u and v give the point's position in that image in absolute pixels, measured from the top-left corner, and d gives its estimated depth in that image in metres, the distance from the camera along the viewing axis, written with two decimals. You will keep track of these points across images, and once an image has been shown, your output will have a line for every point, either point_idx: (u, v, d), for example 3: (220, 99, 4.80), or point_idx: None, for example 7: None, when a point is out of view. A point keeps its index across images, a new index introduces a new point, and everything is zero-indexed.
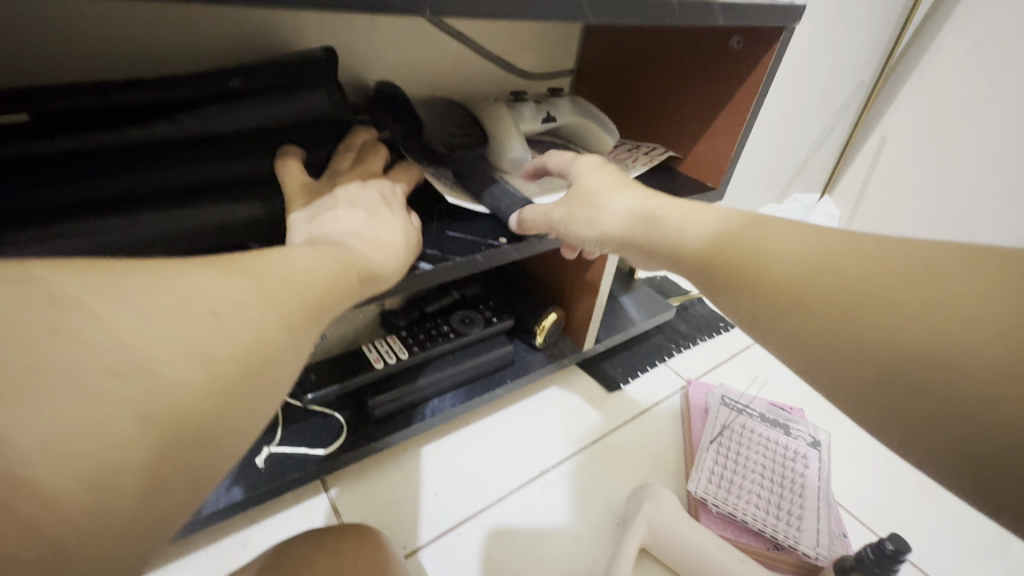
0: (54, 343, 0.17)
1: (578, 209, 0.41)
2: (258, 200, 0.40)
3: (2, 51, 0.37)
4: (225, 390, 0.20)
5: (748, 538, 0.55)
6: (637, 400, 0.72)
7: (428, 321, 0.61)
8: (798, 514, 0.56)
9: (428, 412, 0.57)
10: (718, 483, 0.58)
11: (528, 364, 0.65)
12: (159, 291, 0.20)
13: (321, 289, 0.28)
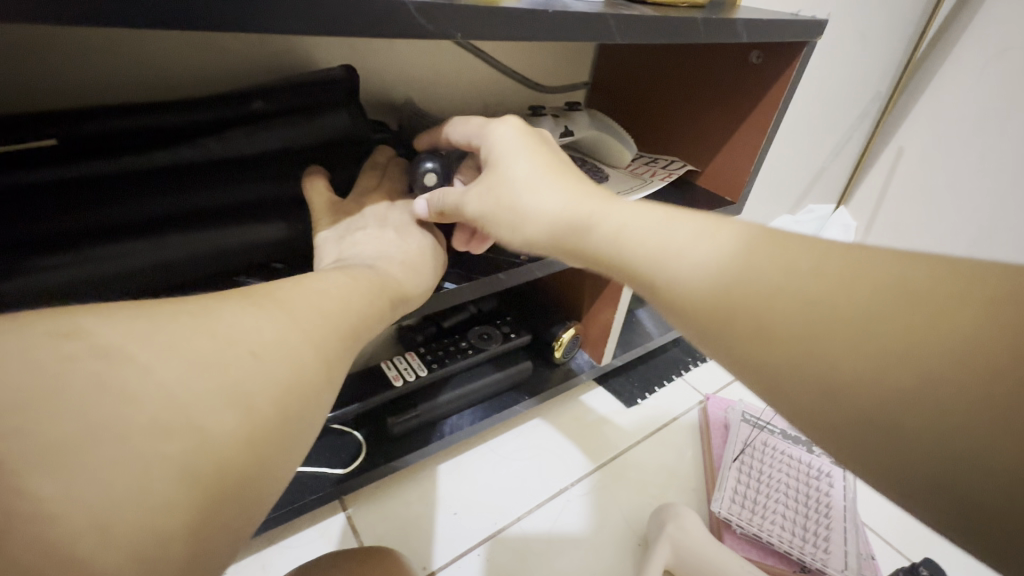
0: (100, 397, 0.16)
1: (500, 209, 0.35)
2: (283, 220, 0.41)
3: (33, 76, 0.38)
4: (264, 438, 0.20)
5: (774, 560, 0.53)
6: (655, 416, 0.71)
7: (446, 337, 0.60)
8: (825, 534, 0.55)
9: (447, 430, 0.56)
10: (742, 503, 0.57)
11: (545, 380, 0.64)
12: (199, 336, 0.20)
13: (353, 318, 0.28)
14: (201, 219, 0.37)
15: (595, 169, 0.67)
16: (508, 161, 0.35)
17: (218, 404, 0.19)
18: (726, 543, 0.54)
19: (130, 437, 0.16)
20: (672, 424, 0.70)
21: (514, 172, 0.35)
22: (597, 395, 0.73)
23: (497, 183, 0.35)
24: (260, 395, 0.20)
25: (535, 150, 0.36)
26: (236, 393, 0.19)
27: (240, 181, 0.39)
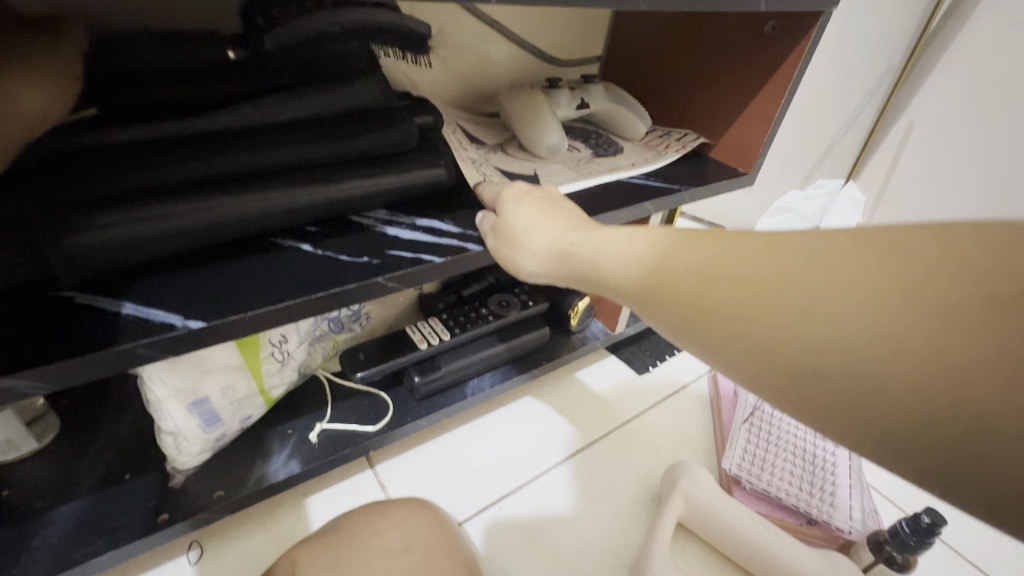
0: None
1: (509, 246, 0.42)
2: (281, 191, 0.40)
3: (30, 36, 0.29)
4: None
5: (782, 514, 0.56)
6: (667, 383, 0.74)
7: (466, 305, 0.63)
8: (831, 490, 0.58)
9: (469, 392, 0.58)
10: (751, 461, 0.59)
11: (561, 347, 0.66)
12: None
13: None
14: (251, 180, 0.39)
15: (610, 141, 0.69)
16: (513, 212, 0.42)
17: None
18: (737, 498, 0.57)
19: None
20: (684, 393, 0.72)
21: (517, 221, 0.42)
22: (609, 364, 0.76)
23: (503, 229, 0.42)
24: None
25: (540, 201, 0.43)
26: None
27: (257, 147, 0.39)
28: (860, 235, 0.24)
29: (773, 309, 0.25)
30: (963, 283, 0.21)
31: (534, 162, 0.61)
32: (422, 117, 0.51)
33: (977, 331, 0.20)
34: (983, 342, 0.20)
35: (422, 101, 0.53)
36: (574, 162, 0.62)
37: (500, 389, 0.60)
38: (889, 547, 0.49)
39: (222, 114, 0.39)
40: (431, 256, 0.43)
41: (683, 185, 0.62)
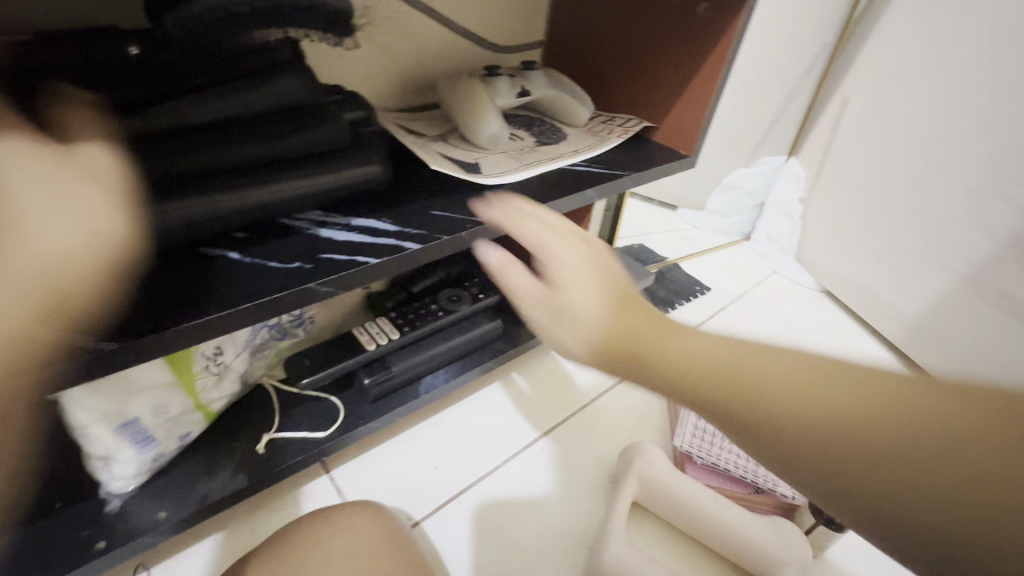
0: None
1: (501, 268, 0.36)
2: (200, 198, 0.38)
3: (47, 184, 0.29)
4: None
5: (731, 484, 0.58)
6: (622, 365, 0.75)
7: (416, 301, 0.62)
8: (778, 459, 0.60)
9: (423, 390, 0.58)
10: (702, 437, 0.61)
11: (516, 338, 0.67)
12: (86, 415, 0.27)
13: None
14: (175, 187, 0.37)
15: (554, 129, 0.68)
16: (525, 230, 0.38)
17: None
18: (689, 472, 0.59)
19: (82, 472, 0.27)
20: (638, 374, 0.74)
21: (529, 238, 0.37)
22: (565, 351, 0.76)
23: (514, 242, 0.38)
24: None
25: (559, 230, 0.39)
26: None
27: (170, 154, 0.37)
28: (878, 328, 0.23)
29: (768, 380, 0.23)
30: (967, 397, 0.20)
31: (477, 154, 0.60)
32: (354, 111, 0.49)
33: (975, 421, 0.20)
34: (991, 446, 0.19)
35: (353, 95, 0.51)
36: (516, 152, 0.62)
37: (454, 384, 0.60)
38: (828, 509, 0.52)
39: (148, 112, 0.36)
40: (366, 257, 0.42)
41: (627, 171, 0.62)
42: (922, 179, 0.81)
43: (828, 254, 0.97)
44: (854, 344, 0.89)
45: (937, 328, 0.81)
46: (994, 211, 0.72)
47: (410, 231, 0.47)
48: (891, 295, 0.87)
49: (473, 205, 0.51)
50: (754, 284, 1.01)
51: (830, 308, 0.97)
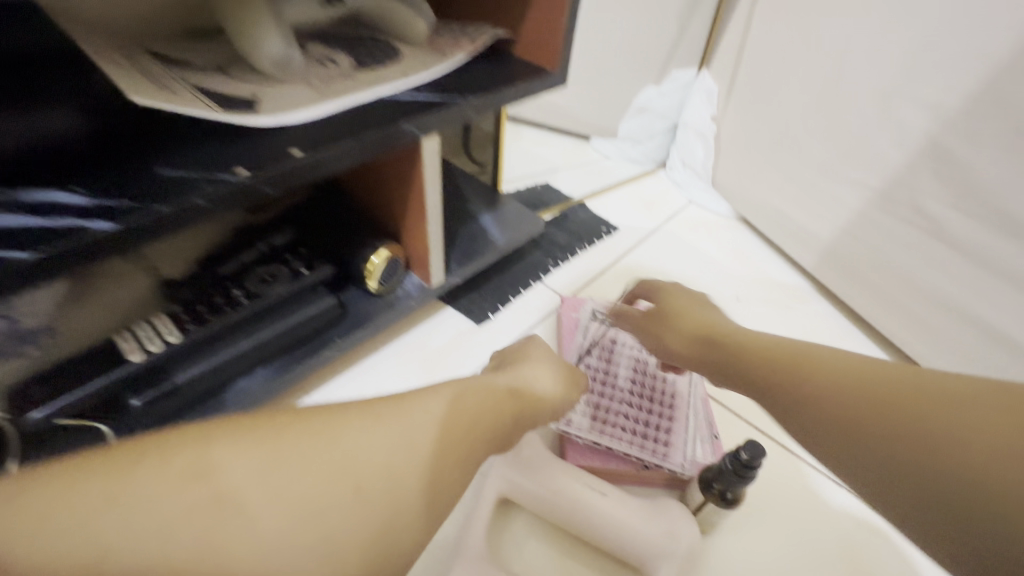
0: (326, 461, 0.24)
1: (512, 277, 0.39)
2: None
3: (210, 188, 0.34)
4: (370, 556, 0.23)
5: (616, 464, 0.51)
6: (508, 332, 0.66)
7: (217, 288, 0.49)
8: (667, 427, 0.53)
9: (232, 399, 0.46)
10: (583, 413, 0.53)
11: (364, 316, 0.55)
12: (317, 463, 0.24)
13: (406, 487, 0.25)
14: None
15: (383, 47, 0.54)
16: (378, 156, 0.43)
17: (357, 534, 0.23)
18: (569, 460, 0.51)
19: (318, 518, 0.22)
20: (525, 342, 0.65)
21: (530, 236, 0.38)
22: (443, 320, 0.66)
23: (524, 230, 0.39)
24: (353, 543, 0.23)
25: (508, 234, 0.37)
26: (354, 513, 0.23)
27: None
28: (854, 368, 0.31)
29: (808, 369, 0.33)
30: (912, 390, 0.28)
31: (262, 86, 0.45)
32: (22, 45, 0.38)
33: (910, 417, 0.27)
34: (885, 406, 0.28)
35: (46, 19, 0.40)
36: (321, 80, 0.47)
37: (279, 386, 0.48)
38: (716, 485, 0.45)
39: None
40: (13, 252, 0.28)
41: (464, 95, 0.48)
42: (835, 84, 0.70)
43: (739, 178, 0.87)
44: (769, 273, 0.81)
45: (846, 251, 0.72)
46: (907, 114, 0.62)
47: (117, 201, 0.32)
48: (804, 218, 0.78)
49: (229, 157, 0.37)
50: (667, 217, 0.91)
51: (745, 236, 0.88)
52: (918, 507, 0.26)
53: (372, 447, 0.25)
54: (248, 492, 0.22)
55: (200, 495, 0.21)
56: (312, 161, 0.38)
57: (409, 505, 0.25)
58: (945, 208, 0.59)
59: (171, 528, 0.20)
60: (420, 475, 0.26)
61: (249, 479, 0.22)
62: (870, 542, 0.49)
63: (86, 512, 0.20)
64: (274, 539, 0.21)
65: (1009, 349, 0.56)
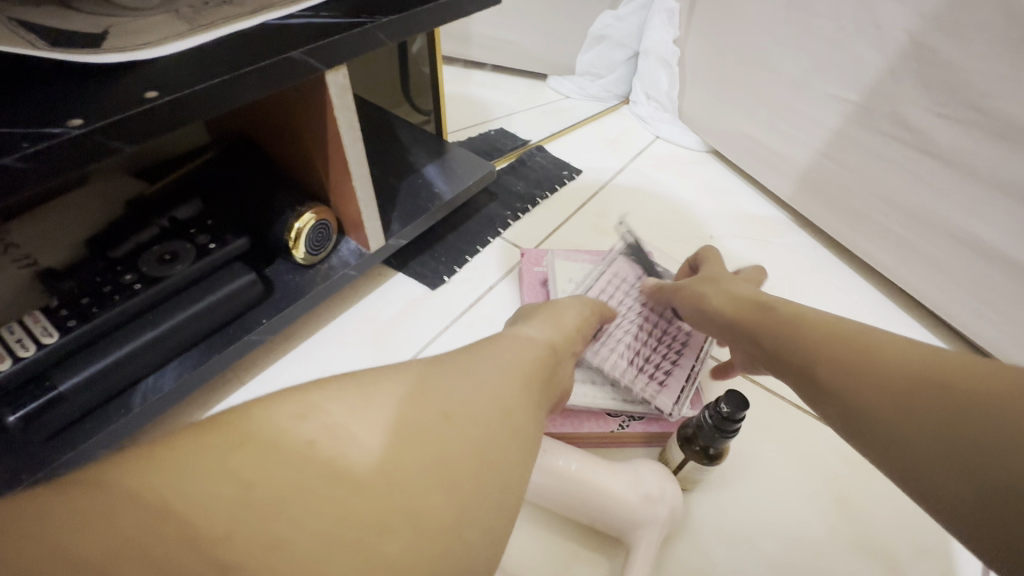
0: (414, 392, 0.21)
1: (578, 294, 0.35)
2: None
3: (145, 115, 0.30)
4: (488, 480, 0.20)
5: (592, 423, 0.47)
6: (466, 294, 0.60)
7: (106, 272, 0.41)
8: (667, 370, 0.47)
9: (137, 401, 0.40)
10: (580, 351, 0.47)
11: (294, 290, 0.48)
12: (398, 395, 0.21)
13: (508, 423, 0.22)
14: None
15: None
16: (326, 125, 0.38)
17: (466, 472, 0.19)
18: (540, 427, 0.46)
19: (417, 444, 0.19)
20: (483, 304, 0.59)
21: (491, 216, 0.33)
22: (393, 288, 0.60)
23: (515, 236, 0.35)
24: (468, 464, 0.19)
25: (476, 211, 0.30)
26: (462, 435, 0.20)
27: None
28: (871, 347, 0.30)
29: (820, 344, 0.33)
30: (925, 373, 0.27)
31: (117, 18, 0.36)
32: None
33: (932, 407, 0.26)
34: (894, 394, 0.28)
35: None
36: (188, 9, 0.38)
37: (194, 380, 0.42)
38: (698, 442, 0.41)
39: None
40: None
41: (372, 16, 0.40)
42: None
43: (707, 106, 0.80)
44: (742, 207, 0.76)
45: (825, 177, 0.67)
46: (886, 12, 0.55)
47: None
48: (778, 143, 0.72)
49: (55, 106, 0.29)
50: (632, 156, 0.84)
51: (716, 169, 0.83)
52: (959, 510, 0.24)
53: (455, 380, 0.22)
54: (353, 423, 0.19)
55: (309, 430, 0.18)
56: (170, 105, 0.30)
57: (508, 431, 0.22)
58: (928, 116, 0.54)
59: (289, 462, 0.17)
60: (504, 404, 0.23)
61: (351, 412, 0.20)
62: (859, 477, 0.47)
63: (199, 457, 0.17)
64: (393, 464, 0.18)
65: (996, 263, 0.52)
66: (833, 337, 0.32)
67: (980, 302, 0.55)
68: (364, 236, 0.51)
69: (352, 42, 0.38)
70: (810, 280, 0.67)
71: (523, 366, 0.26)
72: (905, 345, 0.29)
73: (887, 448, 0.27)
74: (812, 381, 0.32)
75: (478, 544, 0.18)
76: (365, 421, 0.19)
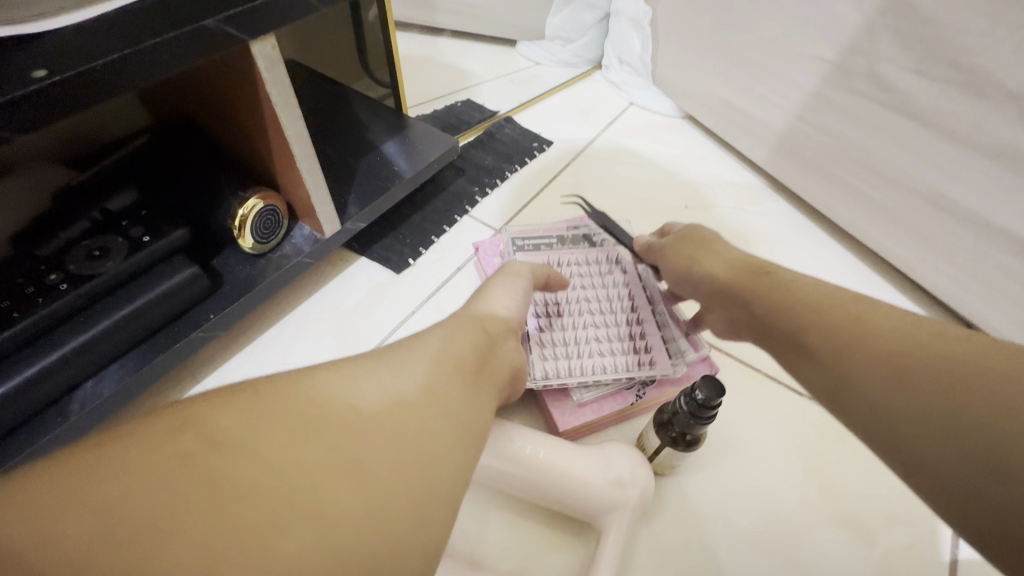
0: (336, 385, 0.23)
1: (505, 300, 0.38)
2: None
3: (35, 96, 0.26)
4: (422, 455, 0.22)
5: (612, 403, 0.45)
6: (433, 277, 0.57)
7: (29, 273, 0.38)
8: (641, 333, 0.47)
9: (74, 409, 0.38)
10: (559, 355, 0.46)
11: (244, 281, 0.46)
12: (318, 386, 0.22)
13: (438, 406, 0.24)
14: None
15: None
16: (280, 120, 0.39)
17: (397, 450, 0.21)
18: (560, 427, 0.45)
19: (345, 426, 0.21)
20: (449, 287, 0.56)
21: None
22: (356, 273, 0.57)
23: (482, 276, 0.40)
24: (397, 441, 0.21)
25: None
26: (387, 418, 0.22)
27: None
28: (876, 321, 0.29)
29: (813, 312, 0.31)
30: (937, 361, 0.26)
31: None
32: None
33: (944, 397, 0.25)
34: (897, 378, 0.26)
35: None
36: None
37: (138, 383, 0.40)
38: (674, 427, 0.40)
39: None
40: None
41: None
42: None
43: (681, 69, 0.77)
44: (719, 174, 0.74)
45: (801, 140, 0.65)
46: None
47: None
48: (754, 107, 0.69)
49: None
50: (606, 125, 0.81)
51: (692, 134, 0.80)
52: (953, 509, 0.24)
53: (382, 370, 0.24)
54: (255, 432, 0.19)
55: (191, 443, 0.18)
56: (65, 84, 0.27)
57: (439, 411, 0.24)
58: (905, 74, 0.52)
59: (183, 468, 0.18)
60: (439, 396, 0.25)
61: (247, 423, 0.20)
62: (835, 449, 0.46)
63: (80, 478, 0.17)
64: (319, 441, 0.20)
65: (973, 225, 0.51)
66: (832, 307, 0.31)
67: (957, 266, 0.54)
68: (316, 221, 0.48)
69: (279, 7, 0.34)
70: (787, 248, 0.65)
71: (453, 351, 0.29)
72: (916, 327, 0.28)
73: (879, 431, 0.27)
74: (803, 348, 0.31)
75: (413, 514, 0.20)
76: (287, 411, 0.20)
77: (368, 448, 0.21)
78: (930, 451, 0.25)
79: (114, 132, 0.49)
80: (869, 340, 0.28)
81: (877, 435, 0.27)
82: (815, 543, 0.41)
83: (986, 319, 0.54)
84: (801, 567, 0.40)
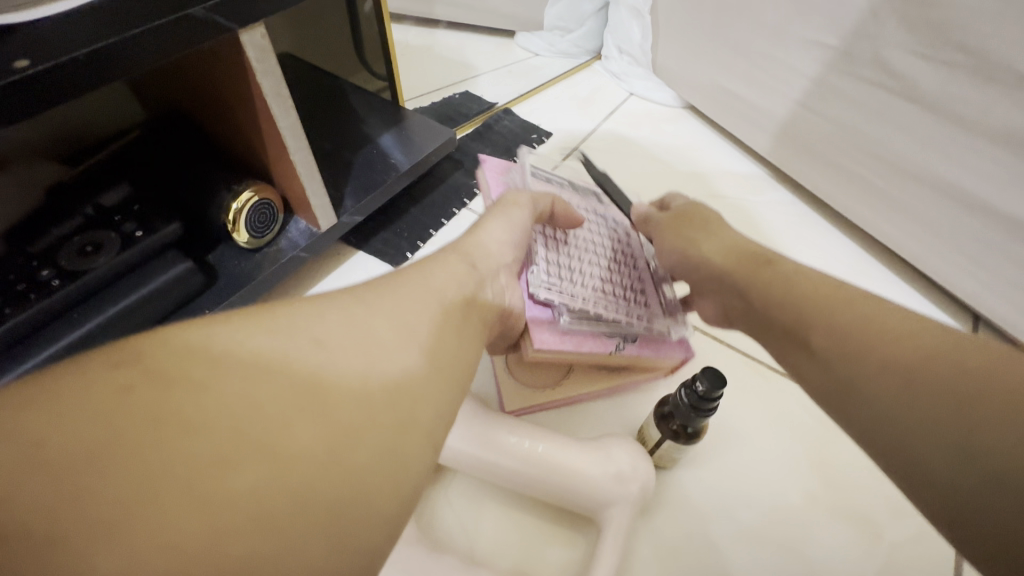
0: (299, 325, 0.23)
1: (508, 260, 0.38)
2: None
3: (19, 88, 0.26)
4: (384, 400, 0.22)
5: (591, 344, 0.43)
6: None
7: (20, 269, 0.38)
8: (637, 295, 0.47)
9: None
10: (558, 283, 0.43)
11: (239, 277, 0.45)
12: (277, 326, 0.22)
13: (406, 353, 0.24)
14: None
15: None
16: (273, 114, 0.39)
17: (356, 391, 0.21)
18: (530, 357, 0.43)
19: (305, 367, 0.21)
20: None
21: None
22: (354, 268, 0.56)
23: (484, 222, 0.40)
24: (358, 385, 0.22)
25: None
26: (348, 361, 0.22)
27: None
28: (877, 316, 0.29)
29: (815, 305, 0.31)
30: (931, 356, 0.26)
31: None
32: None
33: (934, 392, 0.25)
34: (888, 372, 0.26)
35: None
36: None
37: None
38: (675, 420, 0.39)
39: None
40: None
41: None
42: None
43: (682, 58, 0.76)
44: (721, 164, 0.73)
45: (804, 128, 0.64)
46: None
47: None
48: (756, 95, 0.68)
49: None
50: (606, 115, 0.80)
51: (693, 124, 0.79)
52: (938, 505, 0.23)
53: (350, 316, 0.25)
54: (202, 365, 0.20)
55: (132, 375, 0.19)
56: (48, 75, 0.26)
57: (406, 359, 0.24)
58: (910, 59, 0.51)
59: (124, 401, 0.18)
60: (407, 345, 0.25)
61: (193, 359, 0.20)
62: (839, 441, 0.46)
63: (20, 414, 0.17)
64: (276, 381, 0.20)
65: (980, 213, 0.50)
66: (834, 301, 0.30)
67: (963, 254, 0.53)
68: (312, 215, 0.48)
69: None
70: (790, 238, 0.65)
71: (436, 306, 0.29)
72: (917, 324, 0.28)
73: (868, 428, 0.27)
74: (800, 342, 0.31)
75: (375, 456, 0.20)
76: (242, 352, 0.21)
77: (326, 389, 0.21)
78: (917, 447, 0.24)
79: (106, 126, 0.49)
80: (868, 335, 0.28)
81: (866, 432, 0.27)
82: (818, 536, 0.41)
83: (993, 308, 0.53)
84: (804, 560, 0.40)
